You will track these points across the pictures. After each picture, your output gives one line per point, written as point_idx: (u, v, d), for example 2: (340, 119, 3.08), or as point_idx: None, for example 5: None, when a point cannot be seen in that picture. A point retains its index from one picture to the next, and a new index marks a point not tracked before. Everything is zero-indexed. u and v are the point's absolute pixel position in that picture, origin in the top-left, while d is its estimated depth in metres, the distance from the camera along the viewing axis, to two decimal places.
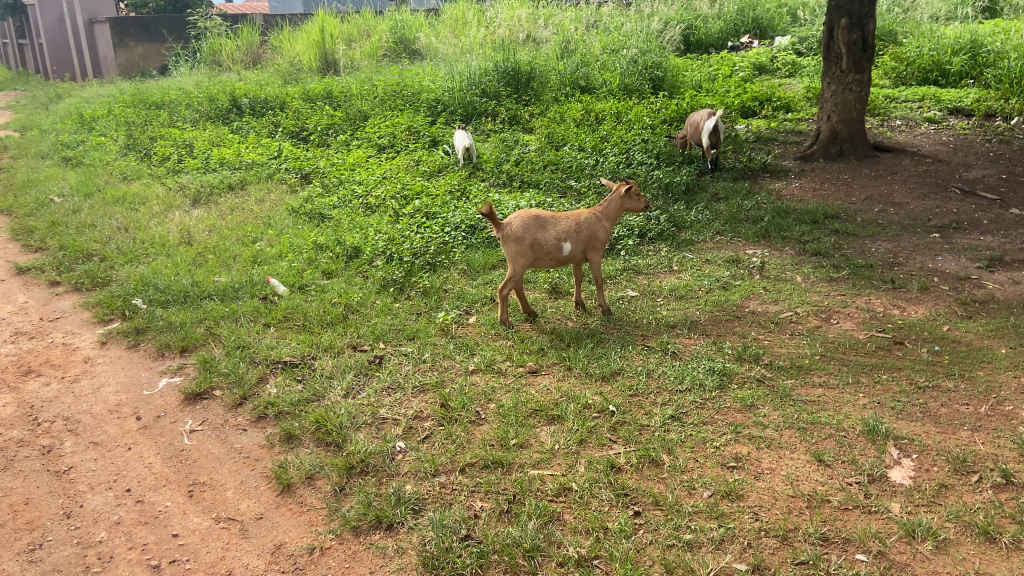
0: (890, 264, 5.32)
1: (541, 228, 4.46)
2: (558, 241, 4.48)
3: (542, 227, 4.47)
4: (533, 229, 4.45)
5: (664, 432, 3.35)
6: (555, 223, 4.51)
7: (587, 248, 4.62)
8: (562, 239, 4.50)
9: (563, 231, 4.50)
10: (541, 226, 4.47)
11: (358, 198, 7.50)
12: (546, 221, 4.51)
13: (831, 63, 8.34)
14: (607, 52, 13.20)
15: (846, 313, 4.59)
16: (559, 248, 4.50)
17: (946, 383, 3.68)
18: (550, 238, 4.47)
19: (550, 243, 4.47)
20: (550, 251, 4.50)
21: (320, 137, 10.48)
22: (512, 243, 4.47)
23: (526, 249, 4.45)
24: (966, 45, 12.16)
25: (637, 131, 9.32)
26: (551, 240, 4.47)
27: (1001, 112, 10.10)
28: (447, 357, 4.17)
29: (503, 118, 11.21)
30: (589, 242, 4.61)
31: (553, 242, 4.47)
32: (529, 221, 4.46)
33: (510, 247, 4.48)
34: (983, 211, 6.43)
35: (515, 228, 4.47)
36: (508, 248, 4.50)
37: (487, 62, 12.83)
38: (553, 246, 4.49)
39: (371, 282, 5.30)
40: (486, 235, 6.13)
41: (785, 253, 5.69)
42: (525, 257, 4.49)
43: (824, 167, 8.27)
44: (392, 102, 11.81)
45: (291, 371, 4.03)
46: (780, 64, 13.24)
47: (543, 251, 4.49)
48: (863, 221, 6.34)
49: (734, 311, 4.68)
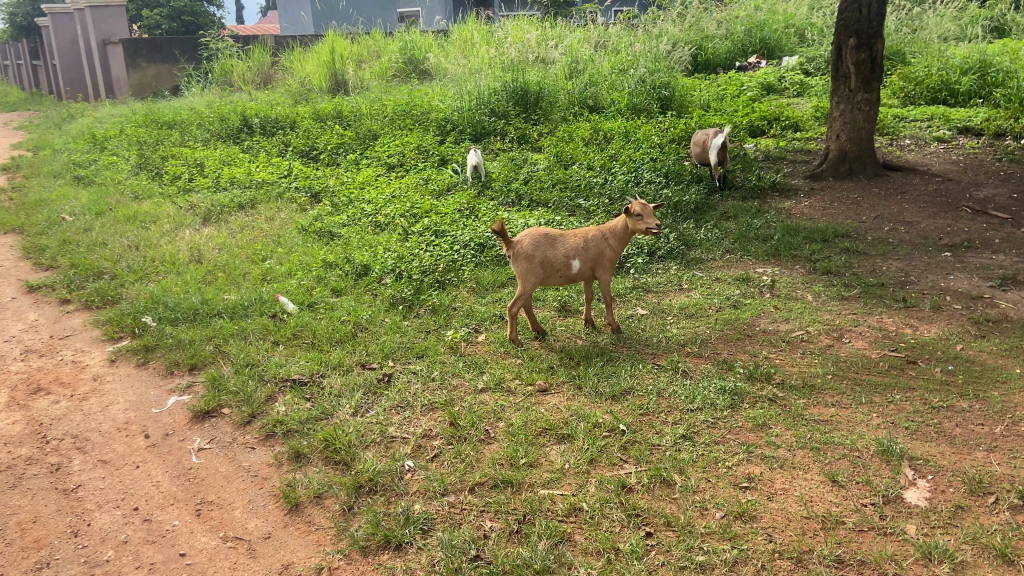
0: (902, 283, 5.29)
1: (549, 245, 4.46)
2: (567, 259, 4.48)
3: (551, 245, 4.47)
4: (543, 247, 4.45)
5: (675, 452, 3.32)
6: (564, 241, 4.51)
7: (597, 266, 4.61)
8: (571, 256, 4.49)
9: (573, 249, 4.50)
10: (550, 244, 4.47)
11: (367, 216, 7.53)
12: (555, 239, 4.51)
13: (840, 82, 8.35)
14: (615, 72, 13.28)
15: (858, 332, 4.55)
16: (568, 266, 4.49)
17: (961, 403, 3.64)
18: (559, 256, 4.46)
19: (559, 261, 4.47)
20: (559, 269, 4.49)
21: (330, 156, 10.55)
22: (522, 260, 4.46)
23: (535, 267, 4.45)
24: (975, 64, 12.19)
25: (646, 150, 9.34)
26: (561, 257, 4.46)
27: (1010, 131, 10.10)
28: (456, 375, 4.15)
29: (512, 137, 11.29)
30: (598, 260, 4.60)
31: (561, 260, 4.47)
32: (539, 239, 4.45)
33: (519, 265, 4.48)
34: (995, 230, 6.40)
35: (525, 246, 4.47)
36: (517, 266, 4.49)
37: (496, 83, 12.92)
38: (562, 264, 4.48)
39: (381, 300, 5.31)
40: (495, 253, 6.14)
41: (796, 272, 5.67)
42: (534, 275, 4.48)
43: (834, 186, 8.26)
44: (401, 121, 11.89)
45: (300, 389, 4.02)
46: (788, 83, 13.28)
47: (552, 269, 4.48)
48: (873, 240, 6.32)
49: (744, 330, 4.66)
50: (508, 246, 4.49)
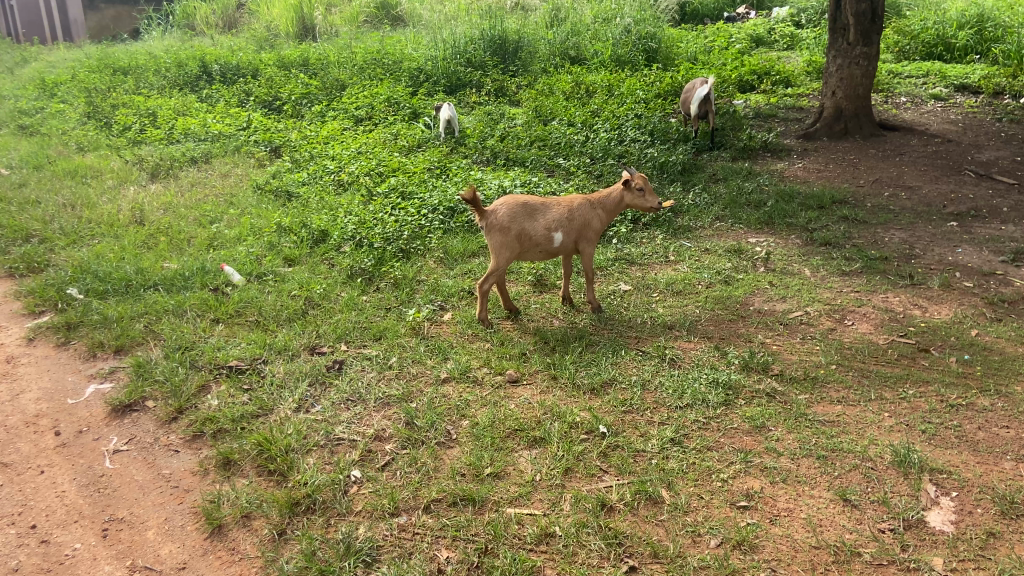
0: (907, 257, 4.88)
1: (529, 217, 3.97)
2: (548, 231, 4.00)
3: (531, 216, 3.98)
4: (521, 218, 3.96)
5: (662, 460, 2.90)
6: (545, 212, 4.02)
7: (580, 240, 4.14)
8: (553, 229, 4.01)
9: (555, 221, 4.02)
10: (529, 215, 3.98)
11: (329, 173, 6.98)
12: (536, 209, 4.02)
13: (838, 35, 7.83)
14: (599, 21, 12.67)
15: (862, 314, 4.14)
16: (549, 239, 4.01)
17: (982, 401, 3.24)
18: (538, 228, 3.97)
19: (538, 234, 3.98)
20: (538, 243, 4.01)
21: (294, 107, 9.90)
22: (497, 233, 3.97)
23: (512, 241, 3.96)
24: (972, 18, 11.70)
25: (630, 106, 8.84)
26: (541, 230, 3.98)
27: (1009, 89, 9.66)
28: (417, 363, 3.70)
29: (489, 90, 10.70)
30: (583, 232, 4.13)
31: (542, 233, 3.98)
32: (516, 209, 3.96)
33: (493, 238, 3.99)
34: (1001, 196, 5.99)
35: (502, 217, 3.98)
36: (492, 238, 3.99)
37: (473, 31, 12.25)
38: (543, 237, 4.00)
39: (338, 272, 4.81)
40: (466, 219, 5.70)
41: (791, 243, 5.25)
42: (509, 250, 3.99)
43: (828, 147, 7.80)
44: (371, 70, 11.20)
45: (236, 378, 3.52)
46: (778, 36, 12.72)
47: (530, 242, 3.99)
48: (872, 208, 5.90)
49: (737, 310, 4.25)
50: (483, 217, 3.99)
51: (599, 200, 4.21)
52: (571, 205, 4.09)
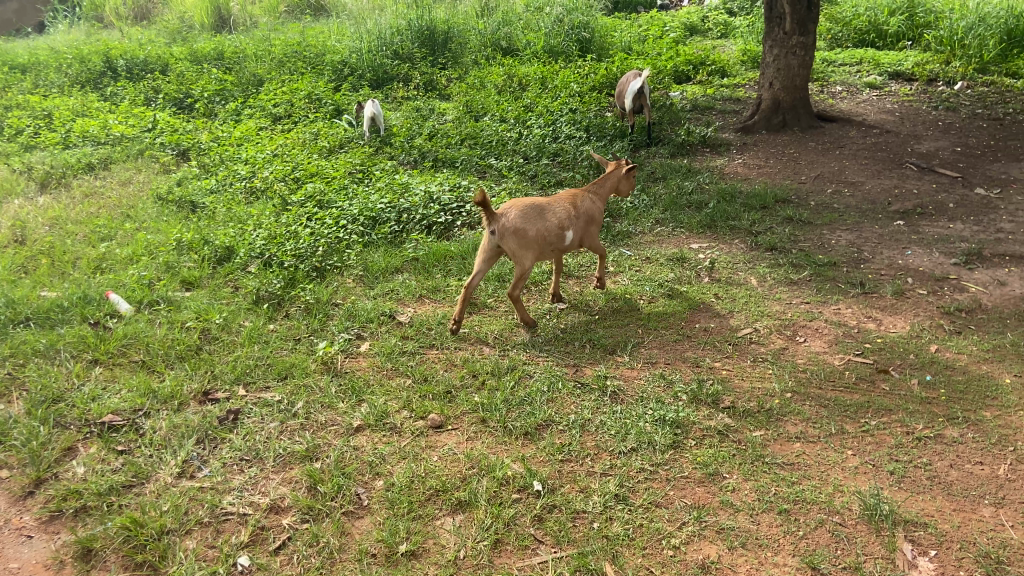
0: (856, 262, 4.63)
1: (543, 217, 3.81)
2: (562, 229, 3.89)
3: (545, 217, 3.83)
4: (537, 219, 3.80)
5: (605, 523, 2.52)
6: (554, 211, 3.89)
7: (583, 236, 4.08)
8: (564, 227, 3.90)
9: (566, 218, 3.92)
10: (540, 215, 3.82)
11: (240, 180, 6.43)
12: (546, 208, 3.87)
13: (774, 24, 7.58)
14: (530, 11, 12.34)
15: (814, 330, 3.87)
16: (562, 237, 3.91)
17: (950, 432, 2.95)
18: (552, 228, 3.83)
19: (553, 234, 3.84)
20: (552, 242, 3.87)
21: (206, 105, 9.25)
22: (513, 237, 3.76)
23: (531, 244, 3.78)
24: (902, 4, 11.71)
25: (564, 101, 8.53)
26: (556, 230, 3.85)
27: (943, 76, 9.66)
28: (327, 407, 3.24)
29: (417, 84, 10.25)
30: (585, 228, 4.08)
31: (556, 233, 3.85)
32: (530, 211, 3.78)
33: (507, 242, 3.77)
34: (946, 191, 5.80)
35: (516, 221, 3.77)
36: (508, 244, 3.77)
37: (400, 21, 11.76)
38: (557, 236, 3.88)
39: (242, 296, 4.30)
40: (389, 231, 5.27)
41: (736, 249, 4.97)
42: (527, 254, 3.81)
43: (767, 140, 7.58)
44: (292, 64, 10.60)
45: (110, 438, 3.01)
46: (711, 24, 12.55)
47: (546, 243, 3.84)
48: (816, 207, 5.66)
49: (683, 330, 3.94)
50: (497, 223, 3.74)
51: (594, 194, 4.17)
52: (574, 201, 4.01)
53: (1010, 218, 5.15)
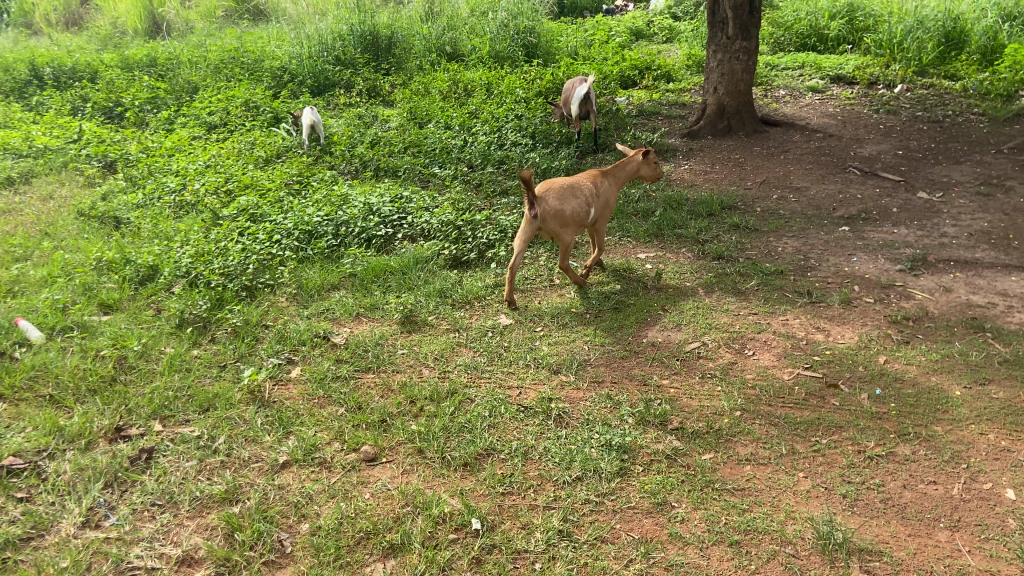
0: (803, 270, 4.57)
1: (571, 198, 4.28)
2: (586, 208, 4.37)
3: (572, 198, 4.29)
4: (567, 200, 4.26)
5: (548, 563, 2.36)
6: (580, 191, 4.34)
7: (603, 215, 4.57)
8: (588, 206, 4.37)
9: (589, 198, 4.39)
10: (569, 196, 4.28)
11: (169, 193, 6.13)
12: (574, 190, 4.32)
13: (717, 29, 7.55)
14: (475, 15, 12.18)
15: (763, 342, 3.78)
16: (586, 215, 4.38)
17: (902, 449, 2.87)
18: (578, 208, 4.31)
19: (578, 214, 4.32)
20: (577, 221, 4.35)
21: (138, 114, 8.86)
22: (547, 216, 4.20)
23: (562, 223, 4.24)
24: (842, 8, 11.87)
25: (510, 107, 8.39)
26: (582, 209, 4.33)
27: (882, 79, 9.79)
28: (251, 441, 3.02)
29: (360, 90, 10.01)
30: (606, 206, 4.56)
31: (582, 212, 4.33)
32: (561, 194, 4.24)
33: (542, 221, 4.22)
34: (890, 195, 5.81)
35: (548, 202, 4.22)
36: (542, 223, 4.22)
37: (342, 26, 11.50)
38: (582, 214, 4.36)
39: (165, 319, 4.04)
40: (326, 245, 5.05)
41: (683, 258, 4.88)
42: (558, 230, 4.27)
43: (713, 146, 7.56)
44: (229, 70, 10.26)
45: (7, 484, 2.75)
46: (656, 28, 12.56)
47: (572, 222, 4.32)
48: (762, 213, 5.61)
49: (630, 345, 3.81)
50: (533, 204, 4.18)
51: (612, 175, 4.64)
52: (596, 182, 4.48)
53: (953, 222, 5.15)
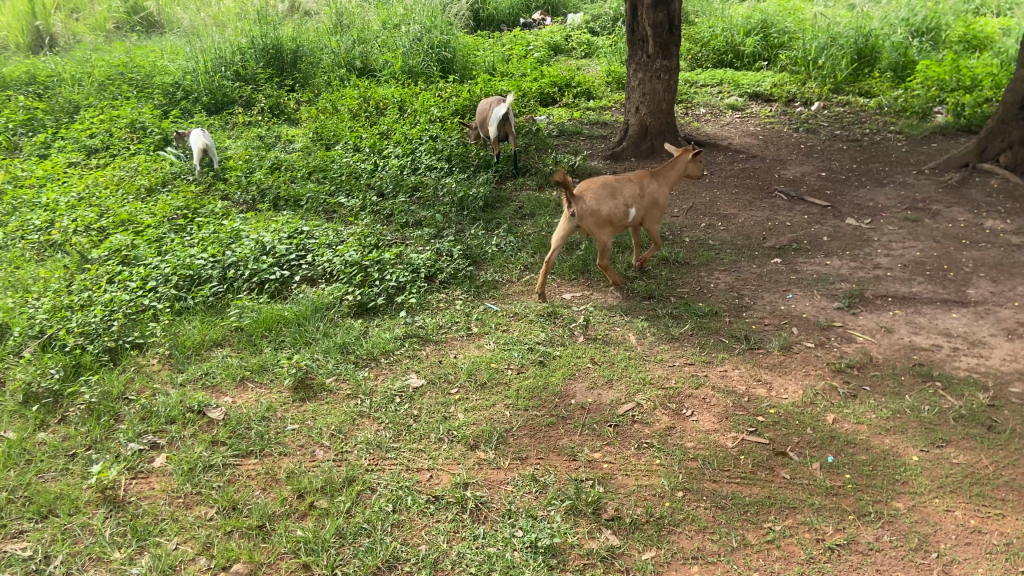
0: (737, 310, 4.27)
1: (612, 197, 4.38)
2: (626, 208, 4.45)
3: (611, 197, 4.38)
4: (605, 199, 4.36)
5: None
6: (623, 191, 4.43)
7: (650, 214, 4.64)
8: (630, 206, 4.46)
9: (632, 199, 4.47)
10: (609, 195, 4.38)
11: (33, 232, 5.46)
12: (616, 188, 4.41)
13: (636, 46, 7.25)
14: (387, 28, 11.67)
15: (701, 400, 3.42)
16: (626, 215, 4.46)
17: (864, 535, 2.55)
18: (618, 207, 4.41)
19: (617, 212, 4.42)
20: (616, 220, 4.46)
21: (9, 137, 8.03)
22: (584, 212, 4.35)
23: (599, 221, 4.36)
24: (757, 24, 11.87)
25: (423, 127, 7.94)
26: (621, 208, 4.42)
27: (800, 96, 9.74)
28: (94, 557, 2.60)
29: (262, 108, 9.38)
30: (651, 207, 4.62)
31: (621, 211, 4.43)
32: (600, 192, 4.35)
33: (579, 217, 4.36)
34: (819, 221, 5.60)
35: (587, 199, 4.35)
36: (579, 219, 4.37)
37: (242, 40, 10.83)
38: (623, 213, 4.45)
39: (10, 397, 3.57)
40: (209, 293, 4.50)
41: (612, 298, 4.52)
42: (596, 228, 4.39)
43: (635, 168, 7.28)
44: (117, 87, 9.48)
45: None
46: (575, 43, 12.32)
47: (611, 220, 4.43)
48: (691, 244, 5.32)
49: (556, 408, 3.41)
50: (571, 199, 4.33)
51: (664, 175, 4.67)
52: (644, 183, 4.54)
53: (885, 251, 4.95)
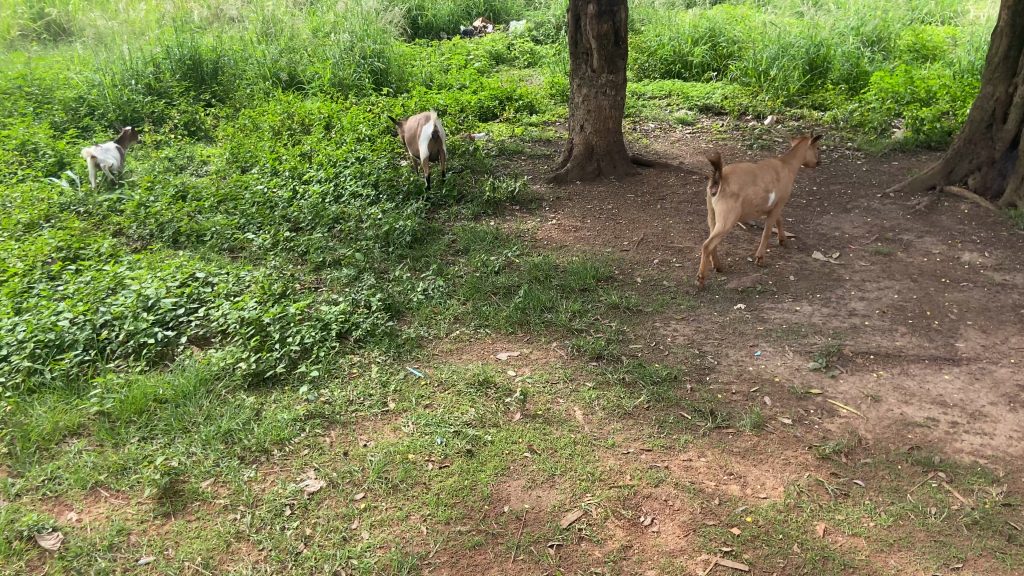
0: (700, 373, 3.67)
1: (755, 182, 4.58)
2: (766, 192, 4.65)
3: (753, 181, 4.59)
4: (749, 183, 4.56)
5: None
6: (765, 177, 4.65)
7: (781, 198, 4.88)
8: (769, 191, 4.68)
9: (770, 183, 4.68)
10: (753, 180, 4.57)
11: None
12: (758, 174, 4.61)
13: (580, 60, 6.63)
14: (317, 36, 10.91)
15: (663, 502, 2.79)
16: (765, 199, 4.67)
17: None
18: (762, 191, 4.61)
19: (760, 197, 4.63)
20: (758, 204, 4.66)
21: None
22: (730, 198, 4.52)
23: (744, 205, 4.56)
24: (705, 33, 11.44)
25: (349, 148, 7.22)
26: (763, 192, 4.62)
27: (752, 109, 9.30)
28: None
29: (175, 125, 8.53)
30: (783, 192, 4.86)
31: (762, 196, 4.63)
32: (746, 177, 4.54)
33: (727, 204, 4.54)
34: (784, 256, 5.06)
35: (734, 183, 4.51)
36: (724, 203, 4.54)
37: (154, 50, 9.94)
38: (763, 198, 4.66)
39: None
40: (71, 364, 3.73)
41: (555, 358, 3.88)
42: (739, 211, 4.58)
43: (582, 192, 6.68)
44: (9, 102, 8.52)
45: None
46: (517, 52, 11.73)
47: (753, 204, 4.62)
48: (644, 286, 4.72)
49: (484, 520, 2.74)
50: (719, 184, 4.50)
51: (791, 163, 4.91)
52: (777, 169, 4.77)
53: (860, 293, 4.43)
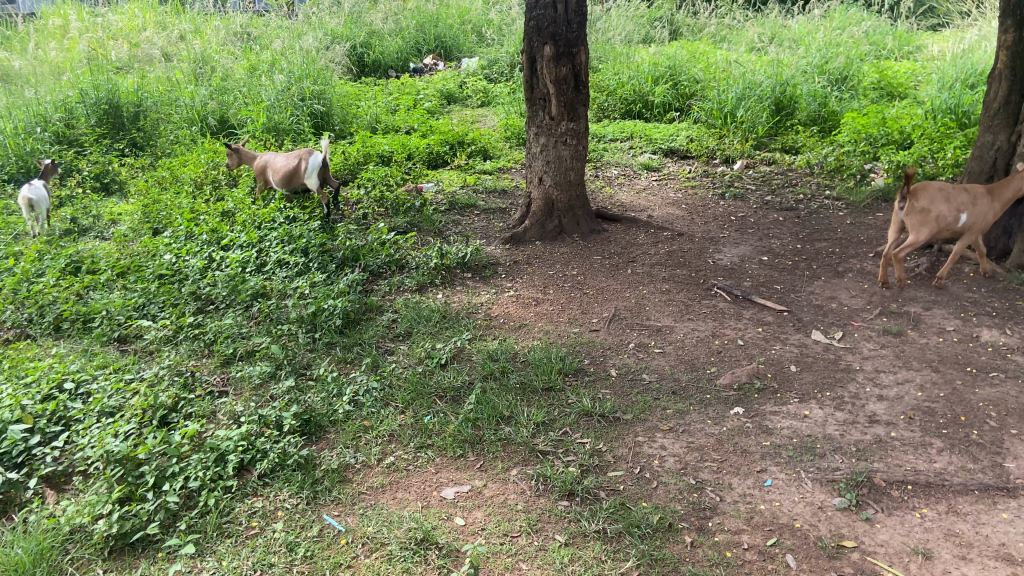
0: (699, 516, 2.89)
1: (945, 200, 4.69)
2: (956, 213, 4.73)
3: (946, 200, 4.70)
4: (939, 201, 4.70)
5: None
6: (959, 199, 4.72)
7: (983, 226, 4.84)
8: (962, 212, 4.74)
9: (968, 205, 4.74)
10: (943, 198, 4.69)
11: None
12: (951, 194, 4.72)
13: (537, 107, 5.91)
14: (251, 75, 10.07)
15: None
16: (955, 220, 4.74)
17: None
18: (949, 211, 4.71)
19: (948, 216, 4.73)
20: (947, 223, 4.75)
21: None
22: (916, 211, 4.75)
23: (933, 222, 4.71)
24: (665, 71, 10.90)
25: (278, 205, 6.37)
26: (952, 212, 4.71)
27: (720, 152, 8.69)
28: None
29: (84, 178, 7.59)
30: (984, 220, 4.82)
31: (951, 215, 4.73)
32: (934, 194, 4.69)
33: (910, 217, 4.76)
34: (781, 338, 4.34)
35: (921, 200, 4.74)
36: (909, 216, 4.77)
37: (67, 93, 8.99)
38: (954, 218, 4.74)
39: None
40: None
41: (514, 496, 3.06)
42: (925, 228, 4.75)
43: (542, 253, 5.92)
44: None
45: None
46: (469, 91, 11.04)
47: (939, 222, 4.74)
48: (620, 381, 3.94)
49: None
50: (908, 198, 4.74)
51: (1003, 190, 4.84)
52: (980, 194, 4.78)
53: (877, 390, 3.71)
